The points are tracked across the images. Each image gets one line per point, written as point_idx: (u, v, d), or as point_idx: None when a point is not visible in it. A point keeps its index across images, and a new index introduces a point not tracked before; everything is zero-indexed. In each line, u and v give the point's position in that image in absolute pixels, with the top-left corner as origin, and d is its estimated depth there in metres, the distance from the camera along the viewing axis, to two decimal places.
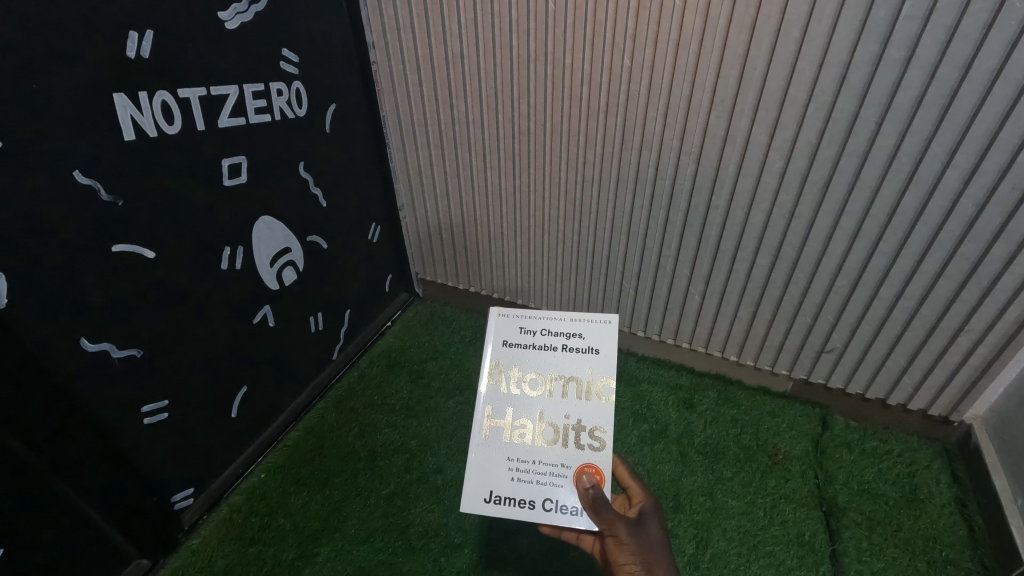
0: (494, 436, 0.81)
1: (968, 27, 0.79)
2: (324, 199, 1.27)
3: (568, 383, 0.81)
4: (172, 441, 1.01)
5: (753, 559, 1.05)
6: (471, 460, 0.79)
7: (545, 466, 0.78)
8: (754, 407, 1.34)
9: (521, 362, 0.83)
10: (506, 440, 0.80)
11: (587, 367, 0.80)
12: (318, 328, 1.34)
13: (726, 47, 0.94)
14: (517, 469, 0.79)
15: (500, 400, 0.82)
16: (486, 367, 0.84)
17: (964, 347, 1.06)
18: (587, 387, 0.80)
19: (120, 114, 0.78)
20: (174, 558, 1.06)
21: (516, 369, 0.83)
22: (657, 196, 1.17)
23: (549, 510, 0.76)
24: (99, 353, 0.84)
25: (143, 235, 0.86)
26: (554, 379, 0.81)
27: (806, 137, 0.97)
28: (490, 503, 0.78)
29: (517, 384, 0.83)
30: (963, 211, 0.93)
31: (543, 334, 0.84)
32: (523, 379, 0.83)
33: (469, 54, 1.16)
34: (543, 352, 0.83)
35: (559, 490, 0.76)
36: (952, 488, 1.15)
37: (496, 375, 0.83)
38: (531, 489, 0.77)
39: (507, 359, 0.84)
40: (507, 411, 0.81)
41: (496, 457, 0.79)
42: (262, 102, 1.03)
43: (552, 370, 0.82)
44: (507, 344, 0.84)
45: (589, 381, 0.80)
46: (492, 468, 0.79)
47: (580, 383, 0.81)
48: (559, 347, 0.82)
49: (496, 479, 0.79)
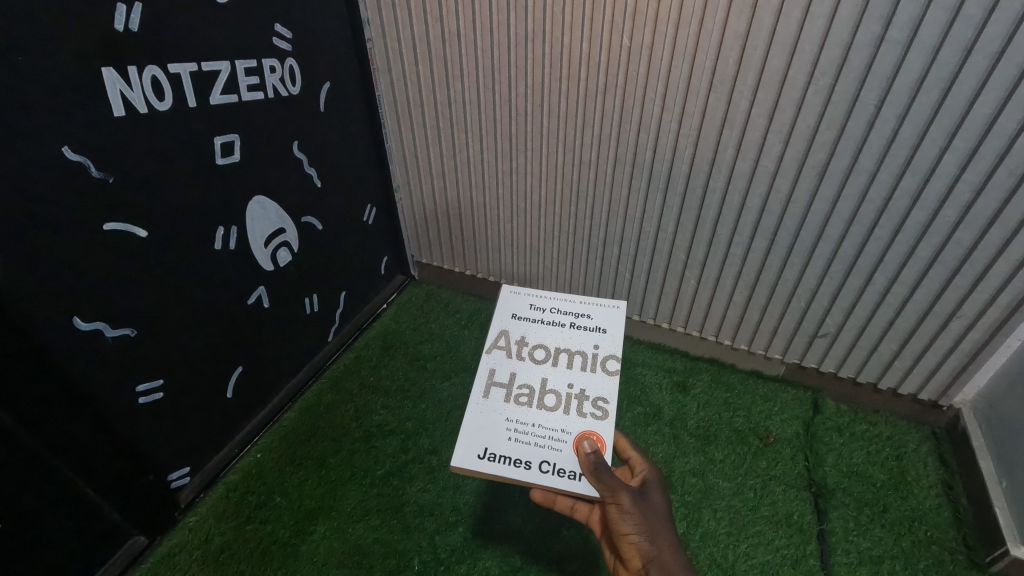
0: (495, 397, 0.82)
1: (970, 8, 0.78)
2: (319, 179, 1.26)
3: (574, 356, 0.86)
4: (167, 421, 1.01)
5: (742, 539, 1.07)
6: (470, 416, 0.80)
7: (545, 429, 0.78)
8: (746, 391, 1.35)
9: (530, 332, 0.90)
10: (506, 402, 0.81)
11: (595, 344, 0.88)
12: (313, 309, 1.34)
13: (726, 27, 0.93)
14: (516, 431, 0.79)
15: (503, 364, 0.86)
16: (495, 334, 0.90)
17: (955, 333, 1.07)
18: (592, 360, 0.86)
19: (109, 89, 0.77)
20: (171, 534, 1.07)
21: (524, 339, 0.89)
22: (654, 179, 1.17)
23: (546, 472, 0.74)
24: (92, 331, 0.83)
25: (134, 213, 0.85)
26: (559, 351, 0.87)
27: (805, 120, 0.97)
28: (484, 459, 0.76)
29: (524, 352, 0.88)
30: (959, 197, 0.93)
31: (553, 312, 0.92)
32: (530, 348, 0.88)
33: (465, 33, 1.13)
34: (550, 327, 0.90)
35: (558, 454, 0.76)
36: (939, 470, 1.17)
37: (503, 342, 0.89)
38: (528, 450, 0.77)
39: (516, 329, 0.90)
40: (511, 374, 0.85)
41: (495, 416, 0.80)
42: (255, 79, 1.01)
43: (559, 342, 0.88)
44: (516, 317, 0.92)
45: (595, 356, 0.86)
46: (490, 426, 0.79)
47: (585, 357, 0.86)
48: (567, 324, 0.90)
49: (492, 438, 0.78)
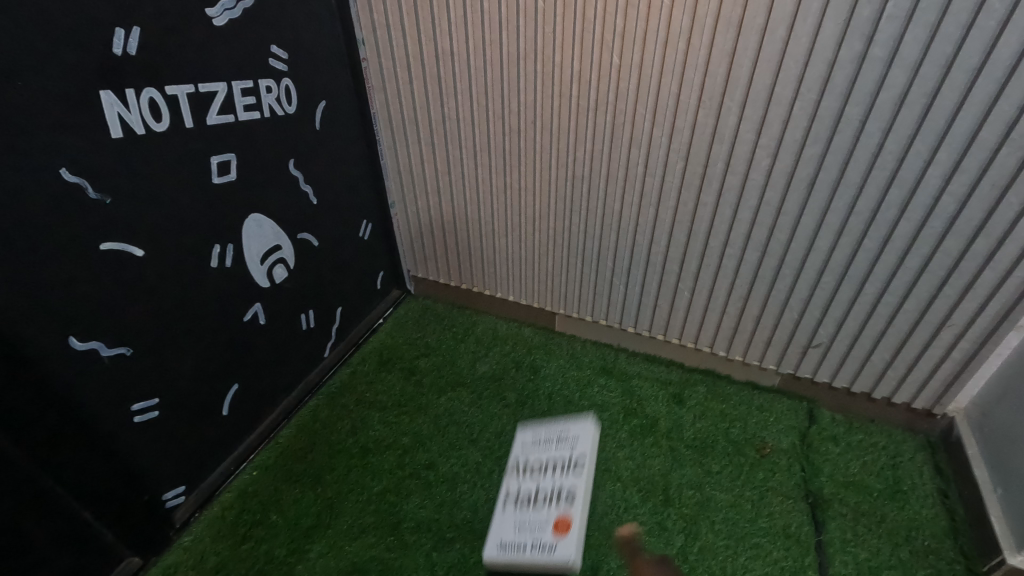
0: (507, 505, 1.11)
1: (949, 26, 0.80)
2: (315, 196, 1.27)
3: (558, 466, 1.15)
4: (162, 439, 1.01)
5: (741, 551, 1.06)
6: (492, 525, 1.08)
7: (536, 523, 1.06)
8: (742, 402, 1.35)
9: (529, 459, 1.19)
10: (515, 506, 1.10)
11: (570, 457, 1.16)
12: (309, 325, 1.34)
13: (713, 45, 0.95)
14: (521, 524, 1.06)
15: (514, 484, 1.15)
16: (509, 465, 1.20)
17: (946, 341, 1.08)
18: (569, 467, 1.14)
19: (106, 111, 0.78)
20: (167, 555, 1.06)
21: (525, 461, 1.19)
22: (646, 192, 1.18)
23: (536, 550, 1.01)
24: (89, 351, 0.84)
25: (131, 233, 0.86)
26: (549, 469, 1.15)
27: (792, 135, 0.99)
28: (501, 551, 1.02)
29: (526, 470, 1.17)
30: (945, 208, 0.95)
31: (543, 444, 1.21)
32: (528, 468, 1.17)
33: (458, 53, 1.16)
34: (542, 457, 1.18)
35: (544, 536, 1.03)
36: (934, 479, 1.18)
37: (514, 467, 1.18)
38: (527, 535, 1.04)
39: (521, 456, 1.20)
40: (518, 488, 1.14)
41: (508, 517, 1.08)
42: (251, 98, 1.03)
43: (547, 467, 1.16)
44: (523, 449, 1.21)
45: (569, 462, 1.15)
46: (504, 523, 1.07)
47: (564, 465, 1.15)
48: (552, 451, 1.19)
49: (505, 530, 1.06)
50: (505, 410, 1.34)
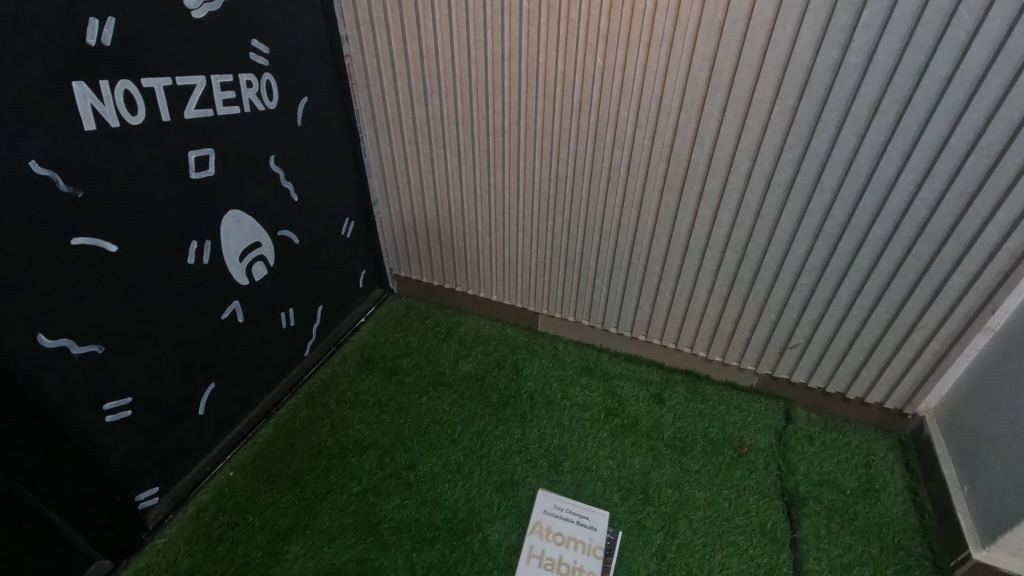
0: (529, 566, 1.05)
1: (921, 36, 0.82)
2: (296, 193, 1.25)
3: (579, 542, 1.09)
4: (136, 439, 0.99)
5: (718, 549, 1.08)
6: None
7: None
8: (721, 402, 1.37)
9: (553, 523, 1.12)
10: (536, 571, 1.04)
11: (590, 535, 1.09)
12: (289, 323, 1.33)
13: (695, 49, 0.96)
14: None
15: (536, 544, 1.08)
16: (530, 522, 1.12)
17: (917, 343, 1.11)
18: (589, 546, 1.08)
19: (79, 103, 0.76)
20: (139, 557, 1.04)
21: (548, 525, 1.11)
22: (628, 194, 1.19)
23: None
24: (58, 348, 0.82)
25: (104, 228, 0.84)
26: (570, 539, 1.09)
27: (771, 140, 1.00)
28: None
29: (548, 534, 1.10)
30: (916, 213, 0.98)
31: (566, 511, 1.13)
32: (551, 532, 1.10)
33: (443, 51, 1.16)
34: (565, 522, 1.12)
35: None
36: (905, 477, 1.21)
37: (537, 527, 1.11)
38: None
39: (544, 516, 1.12)
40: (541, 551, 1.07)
41: None
42: (231, 93, 1.01)
43: (569, 536, 1.09)
44: (546, 510, 1.14)
45: (589, 542, 1.08)
46: None
47: (585, 542, 1.08)
48: (574, 521, 1.12)
49: None
50: (487, 410, 1.34)
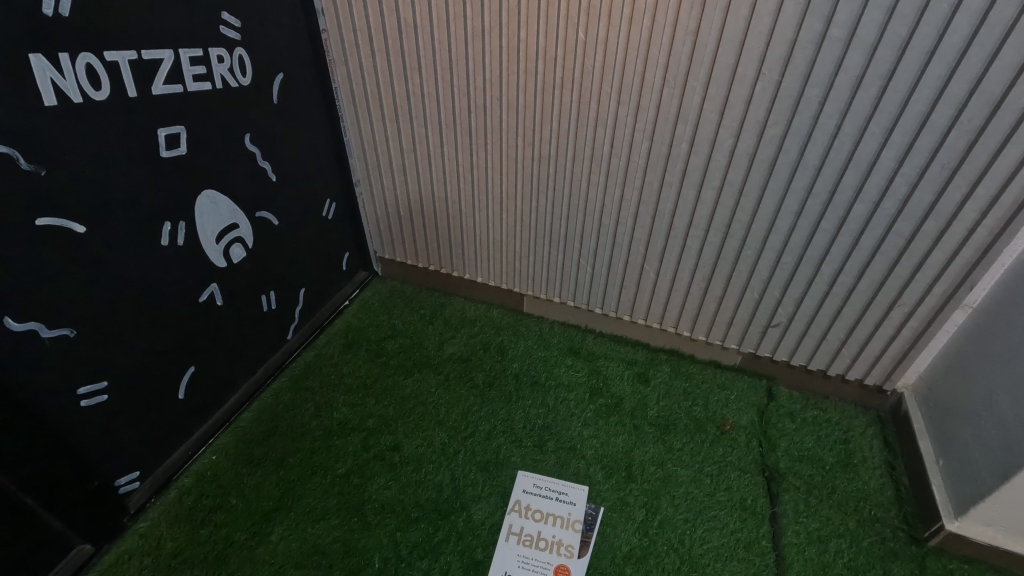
0: (508, 542, 1.06)
1: (904, 8, 0.81)
2: (274, 172, 1.23)
3: (557, 517, 1.10)
4: (113, 424, 0.97)
5: (698, 524, 1.09)
6: (494, 560, 1.03)
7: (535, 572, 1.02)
8: (705, 380, 1.38)
9: (530, 500, 1.13)
10: (515, 547, 1.05)
11: (568, 511, 1.11)
12: (270, 306, 1.31)
13: (677, 23, 0.94)
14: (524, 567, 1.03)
15: (516, 521, 1.09)
16: (509, 502, 1.13)
17: (897, 320, 1.12)
18: (567, 520, 1.09)
19: (38, 77, 0.73)
20: (121, 541, 1.04)
21: (526, 503, 1.12)
22: (612, 172, 1.18)
23: None
24: (26, 331, 0.80)
25: (70, 208, 0.81)
26: (548, 515, 1.10)
27: (754, 116, 0.99)
28: None
29: (526, 512, 1.11)
30: (897, 190, 0.98)
31: (544, 488, 1.15)
32: (529, 509, 1.11)
33: (422, 26, 1.12)
34: (543, 499, 1.13)
35: None
36: (883, 452, 1.23)
37: (516, 505, 1.12)
38: None
39: (523, 495, 1.13)
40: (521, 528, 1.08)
41: (510, 555, 1.04)
42: (202, 68, 0.98)
43: (547, 512, 1.11)
44: (524, 488, 1.15)
45: (568, 517, 1.10)
46: (505, 563, 1.03)
47: (563, 518, 1.10)
48: (552, 497, 1.13)
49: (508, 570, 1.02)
50: (472, 391, 1.34)
